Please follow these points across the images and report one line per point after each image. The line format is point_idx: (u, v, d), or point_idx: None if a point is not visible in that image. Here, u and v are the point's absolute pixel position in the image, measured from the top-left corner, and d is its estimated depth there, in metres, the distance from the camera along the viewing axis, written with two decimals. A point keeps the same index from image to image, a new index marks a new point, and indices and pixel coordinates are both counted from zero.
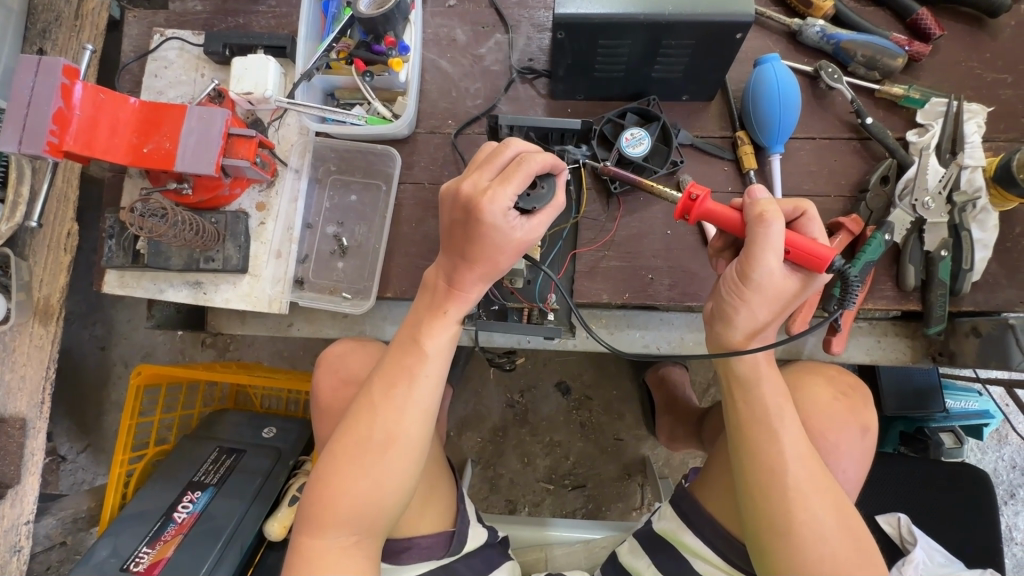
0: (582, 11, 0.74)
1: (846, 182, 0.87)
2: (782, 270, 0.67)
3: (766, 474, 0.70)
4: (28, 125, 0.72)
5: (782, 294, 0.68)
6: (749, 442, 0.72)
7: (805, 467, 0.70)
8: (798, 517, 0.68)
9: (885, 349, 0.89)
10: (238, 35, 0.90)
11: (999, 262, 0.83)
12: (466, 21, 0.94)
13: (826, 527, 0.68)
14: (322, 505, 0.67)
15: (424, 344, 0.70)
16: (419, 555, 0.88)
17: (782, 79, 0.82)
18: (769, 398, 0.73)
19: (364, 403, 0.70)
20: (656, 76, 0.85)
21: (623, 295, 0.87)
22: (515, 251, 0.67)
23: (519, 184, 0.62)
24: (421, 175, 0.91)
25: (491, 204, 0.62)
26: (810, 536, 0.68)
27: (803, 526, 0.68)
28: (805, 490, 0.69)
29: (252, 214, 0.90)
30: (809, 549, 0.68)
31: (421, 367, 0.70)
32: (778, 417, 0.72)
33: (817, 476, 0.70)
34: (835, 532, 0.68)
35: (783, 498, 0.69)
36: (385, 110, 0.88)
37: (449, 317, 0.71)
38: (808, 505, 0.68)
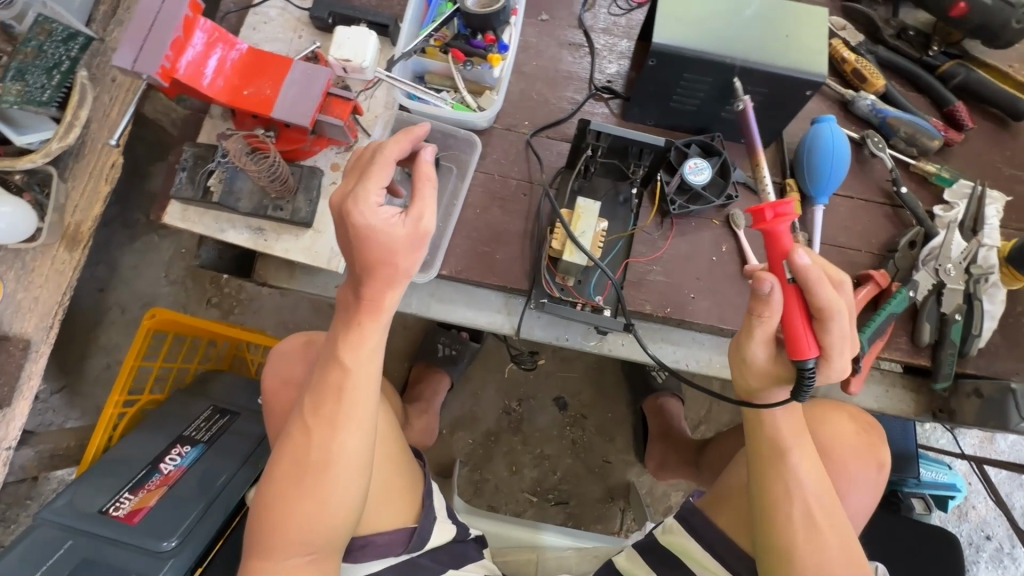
0: (676, 44, 0.82)
1: (876, 241, 0.96)
2: (762, 343, 0.69)
3: (776, 504, 0.75)
4: (148, 45, 0.74)
5: (769, 373, 0.73)
6: (763, 474, 0.76)
7: (822, 504, 0.74)
8: (805, 551, 0.73)
9: (892, 399, 0.96)
10: (344, 7, 0.95)
11: (1003, 336, 0.92)
12: (554, 36, 1.02)
13: (839, 561, 0.73)
14: (270, 533, 0.75)
15: (345, 358, 0.77)
16: (375, 551, 0.85)
17: (837, 139, 0.90)
18: (787, 434, 0.75)
19: (300, 426, 0.78)
20: (725, 116, 0.93)
21: (665, 309, 0.92)
22: (408, 248, 0.74)
23: (382, 176, 0.73)
24: (492, 167, 0.96)
25: (361, 207, 0.72)
26: (818, 570, 0.72)
27: (812, 559, 0.73)
28: (815, 525, 0.74)
29: (326, 172, 0.92)
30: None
31: (348, 382, 0.77)
32: (793, 452, 0.75)
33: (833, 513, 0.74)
34: (844, 567, 0.73)
35: (798, 529, 0.74)
36: (471, 100, 0.94)
37: (364, 331, 0.77)
38: (811, 540, 0.73)
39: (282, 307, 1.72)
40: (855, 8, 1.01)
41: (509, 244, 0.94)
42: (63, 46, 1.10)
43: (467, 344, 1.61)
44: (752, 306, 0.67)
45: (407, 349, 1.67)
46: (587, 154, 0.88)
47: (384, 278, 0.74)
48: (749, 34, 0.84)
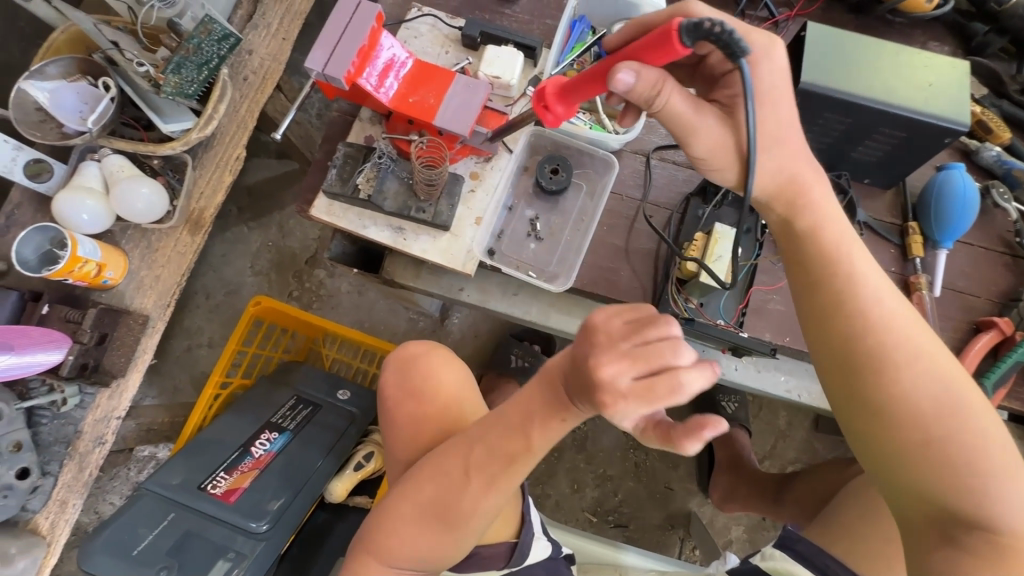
0: (824, 85, 0.86)
1: (996, 289, 0.97)
2: (686, 104, 0.65)
3: (882, 388, 0.60)
4: (339, 51, 0.81)
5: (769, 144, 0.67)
6: (834, 318, 0.63)
7: (931, 351, 0.61)
8: (914, 415, 0.59)
9: None
10: (494, 28, 1.01)
11: None
12: None
13: (975, 421, 0.58)
14: (389, 547, 0.74)
15: (531, 441, 0.66)
16: (482, 563, 0.88)
17: (968, 187, 0.92)
18: (861, 272, 0.63)
19: (450, 478, 0.71)
20: (853, 155, 0.96)
21: (784, 338, 0.94)
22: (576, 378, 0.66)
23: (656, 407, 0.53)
24: (620, 188, 1.00)
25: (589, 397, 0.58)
26: (934, 434, 0.58)
27: (918, 424, 0.59)
28: (922, 377, 0.59)
29: (466, 180, 0.96)
30: (952, 466, 0.58)
31: (523, 460, 0.68)
32: (870, 287, 0.63)
33: (948, 364, 0.60)
34: (971, 435, 0.58)
35: (880, 349, 0.61)
36: (609, 123, 0.98)
37: (550, 426, 0.65)
38: (915, 405, 0.59)
39: (360, 306, 1.76)
40: (980, 62, 1.05)
41: (634, 262, 0.97)
42: (217, 45, 1.15)
43: (539, 358, 1.61)
44: (643, 101, 0.64)
45: (477, 357, 1.70)
46: None
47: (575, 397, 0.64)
48: (895, 79, 0.87)
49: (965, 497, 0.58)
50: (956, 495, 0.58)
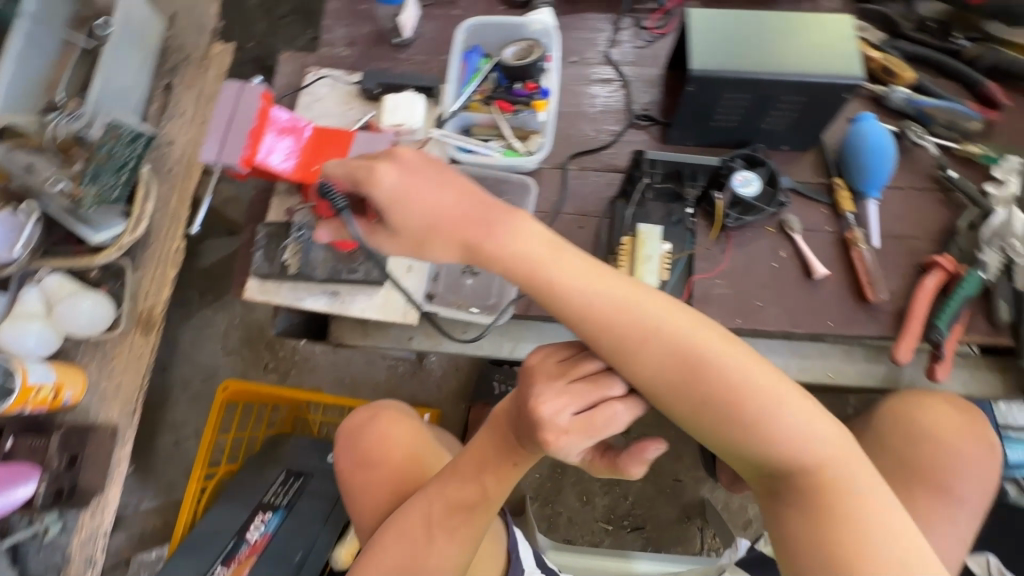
0: (712, 67, 0.86)
1: (935, 227, 0.96)
2: None
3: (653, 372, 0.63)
4: (229, 140, 0.83)
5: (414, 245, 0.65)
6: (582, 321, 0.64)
7: (670, 320, 0.63)
8: (674, 390, 0.62)
9: (980, 384, 0.93)
10: (389, 76, 1.02)
11: None
12: (586, 76, 1.07)
13: (732, 370, 0.62)
14: None
15: (490, 488, 0.70)
16: None
17: (880, 135, 0.93)
18: (569, 266, 0.64)
19: (413, 539, 0.71)
20: (764, 127, 0.96)
21: (735, 320, 0.93)
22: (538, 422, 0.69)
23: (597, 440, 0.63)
24: (544, 205, 1.00)
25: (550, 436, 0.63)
26: (717, 395, 0.63)
27: (696, 395, 0.63)
28: (657, 355, 0.63)
29: None
30: (729, 417, 0.62)
31: (486, 512, 0.71)
32: (579, 280, 0.64)
33: (676, 323, 0.63)
34: (742, 383, 0.62)
35: (631, 338, 0.63)
36: (519, 145, 0.98)
37: (503, 472, 0.70)
38: (661, 385, 0.62)
39: (337, 363, 1.75)
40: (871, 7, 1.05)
41: None
42: (130, 146, 1.16)
43: None
44: None
45: (462, 390, 1.69)
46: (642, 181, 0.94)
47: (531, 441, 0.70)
48: (784, 48, 0.88)
49: (760, 441, 0.62)
50: (743, 440, 0.63)
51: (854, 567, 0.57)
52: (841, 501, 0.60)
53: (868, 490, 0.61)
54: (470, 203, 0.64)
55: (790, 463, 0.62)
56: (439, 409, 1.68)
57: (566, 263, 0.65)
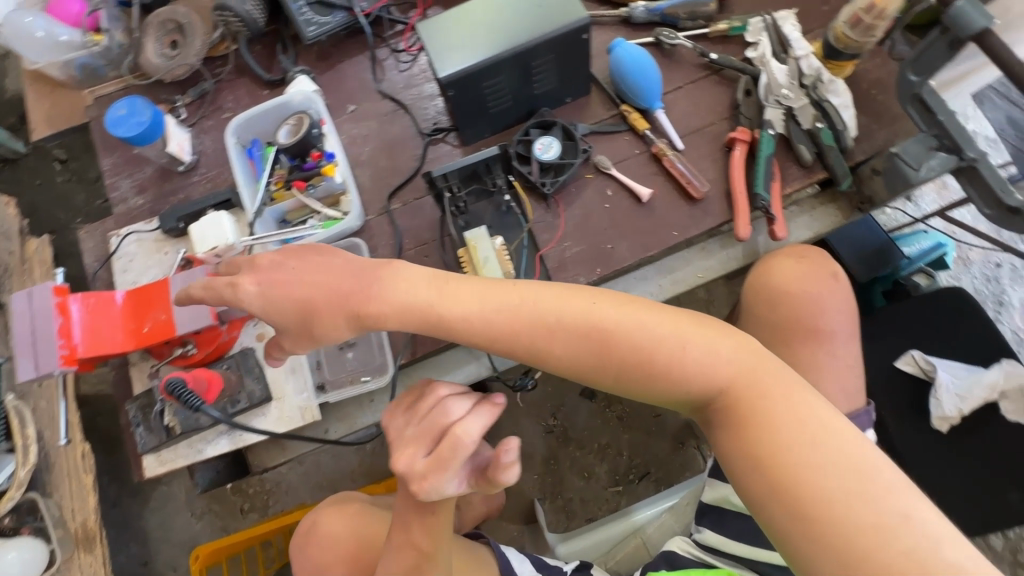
0: (458, 68, 0.90)
1: (722, 106, 1.02)
2: None
3: (565, 356, 0.69)
4: (43, 348, 0.82)
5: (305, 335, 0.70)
6: (489, 337, 0.70)
7: (565, 307, 0.69)
8: (590, 363, 0.68)
9: (821, 220, 1.01)
10: (187, 207, 1.01)
11: (865, 116, 0.99)
12: (369, 117, 1.09)
13: (635, 332, 0.68)
14: None
15: (427, 544, 0.73)
16: None
17: (633, 53, 0.98)
18: (450, 304, 0.70)
19: None
20: (539, 92, 1.00)
21: (597, 271, 0.97)
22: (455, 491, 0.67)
23: (456, 468, 0.62)
24: (386, 251, 1.02)
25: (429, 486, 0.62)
26: (631, 351, 0.68)
27: (613, 357, 0.68)
28: (563, 342, 0.68)
29: (256, 346, 0.97)
30: (646, 369, 0.68)
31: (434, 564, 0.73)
32: (465, 307, 0.70)
33: (573, 309, 0.69)
34: (649, 332, 0.68)
35: (520, 344, 0.69)
36: (336, 212, 1.00)
37: (428, 523, 0.73)
38: (582, 358, 0.69)
39: (307, 471, 1.71)
40: None
41: None
42: None
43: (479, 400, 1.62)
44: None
45: None
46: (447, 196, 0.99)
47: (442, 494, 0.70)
48: (512, 21, 0.92)
49: (683, 377, 0.67)
50: (666, 382, 0.68)
51: (776, 460, 0.64)
52: (759, 404, 0.66)
53: (783, 395, 0.66)
54: (352, 267, 0.71)
55: (708, 391, 0.68)
56: None
57: (459, 296, 0.71)
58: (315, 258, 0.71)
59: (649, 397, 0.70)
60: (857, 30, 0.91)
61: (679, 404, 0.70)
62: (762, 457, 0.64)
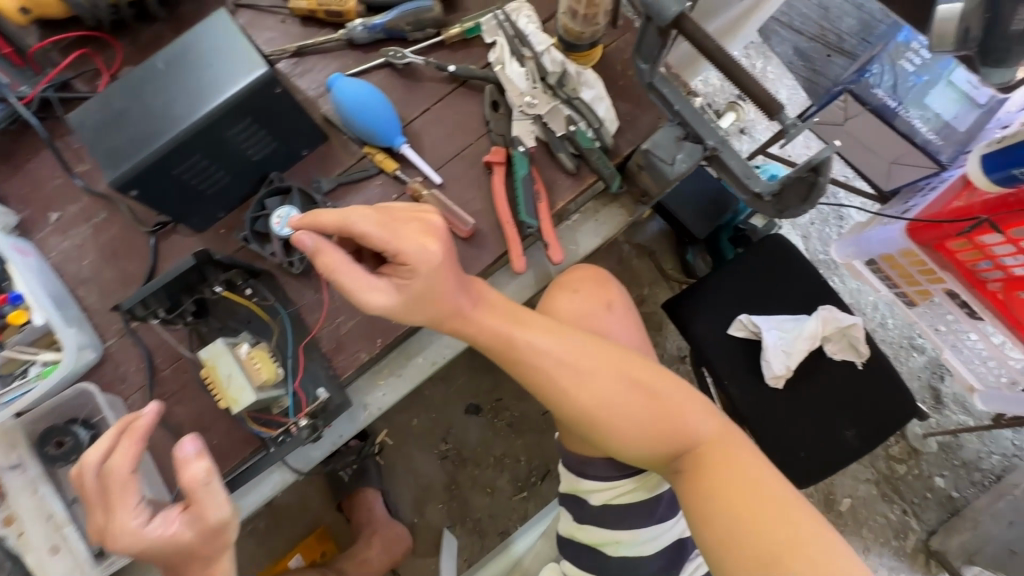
0: (128, 166, 0.74)
1: (475, 122, 0.91)
2: (134, 524, 0.63)
3: (571, 402, 0.69)
4: None
5: (412, 302, 0.64)
6: (523, 365, 0.69)
7: (605, 351, 0.71)
8: (632, 392, 0.69)
9: (606, 223, 0.94)
10: None
11: (624, 102, 0.91)
12: (81, 222, 0.91)
13: (651, 387, 0.70)
14: None
15: None
16: None
17: (351, 91, 0.84)
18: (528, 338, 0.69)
19: None
20: (259, 157, 0.85)
21: (378, 342, 0.88)
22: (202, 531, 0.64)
23: (125, 500, 0.63)
24: (138, 378, 0.87)
25: (121, 528, 0.63)
26: (613, 414, 0.69)
27: (603, 417, 0.69)
28: (609, 372, 0.69)
29: (6, 533, 0.82)
30: (650, 428, 0.69)
31: None
32: (516, 334, 0.69)
33: (616, 354, 0.71)
34: (663, 387, 0.71)
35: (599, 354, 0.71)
36: (53, 354, 0.83)
37: None
38: (634, 399, 0.69)
39: None
40: None
41: (215, 424, 0.86)
42: None
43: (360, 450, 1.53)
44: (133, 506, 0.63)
45: (325, 496, 1.59)
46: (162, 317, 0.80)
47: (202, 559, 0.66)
48: (182, 89, 0.75)
49: (674, 439, 0.69)
50: (657, 444, 0.69)
51: (738, 517, 0.64)
52: (733, 465, 0.68)
53: (745, 453, 0.69)
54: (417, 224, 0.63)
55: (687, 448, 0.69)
56: (321, 525, 1.58)
57: (532, 324, 0.70)
58: (474, 283, 0.69)
59: (632, 454, 0.70)
60: (578, 20, 0.83)
61: (653, 462, 0.71)
62: (719, 513, 0.66)
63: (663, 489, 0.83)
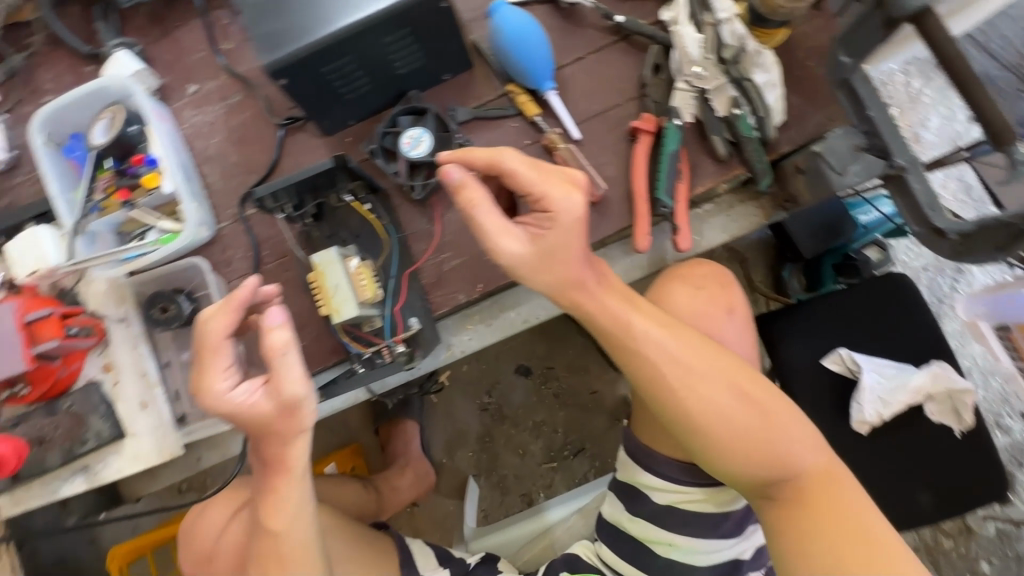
0: (285, 53, 0.72)
1: (629, 83, 0.85)
2: (228, 390, 0.65)
3: (672, 404, 0.65)
4: None
5: (543, 258, 0.63)
6: (632, 354, 0.65)
7: (720, 357, 0.66)
8: (740, 407, 0.65)
9: (738, 221, 0.88)
10: (6, 220, 0.88)
11: (796, 94, 0.83)
12: (215, 100, 0.91)
13: (761, 406, 0.65)
14: None
15: (272, 526, 0.72)
16: None
17: (514, 20, 0.79)
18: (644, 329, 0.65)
19: None
20: (404, 71, 0.82)
21: (478, 287, 0.86)
22: (288, 409, 0.66)
23: (217, 363, 0.64)
24: (243, 266, 0.89)
25: (212, 391, 0.65)
26: (716, 425, 0.64)
27: (705, 426, 0.65)
28: (721, 382, 0.64)
29: (103, 378, 0.87)
30: (752, 448, 0.64)
31: (285, 546, 0.72)
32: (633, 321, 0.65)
33: (729, 363, 0.66)
34: (772, 408, 0.66)
35: (711, 359, 0.66)
36: (172, 224, 0.85)
37: (283, 492, 0.71)
38: (745, 419, 0.64)
39: None
40: None
41: (305, 327, 0.87)
42: None
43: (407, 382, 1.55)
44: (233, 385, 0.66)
45: (364, 416, 1.63)
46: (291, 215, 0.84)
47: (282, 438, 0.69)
48: None
49: (775, 464, 0.65)
50: (754, 466, 0.65)
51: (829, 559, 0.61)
52: (835, 506, 0.64)
53: (848, 494, 0.65)
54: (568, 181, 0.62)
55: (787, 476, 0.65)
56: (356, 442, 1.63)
57: (649, 312, 0.66)
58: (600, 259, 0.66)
59: (724, 470, 0.66)
60: None
61: (744, 482, 0.67)
62: (808, 546, 0.63)
63: (732, 508, 0.80)
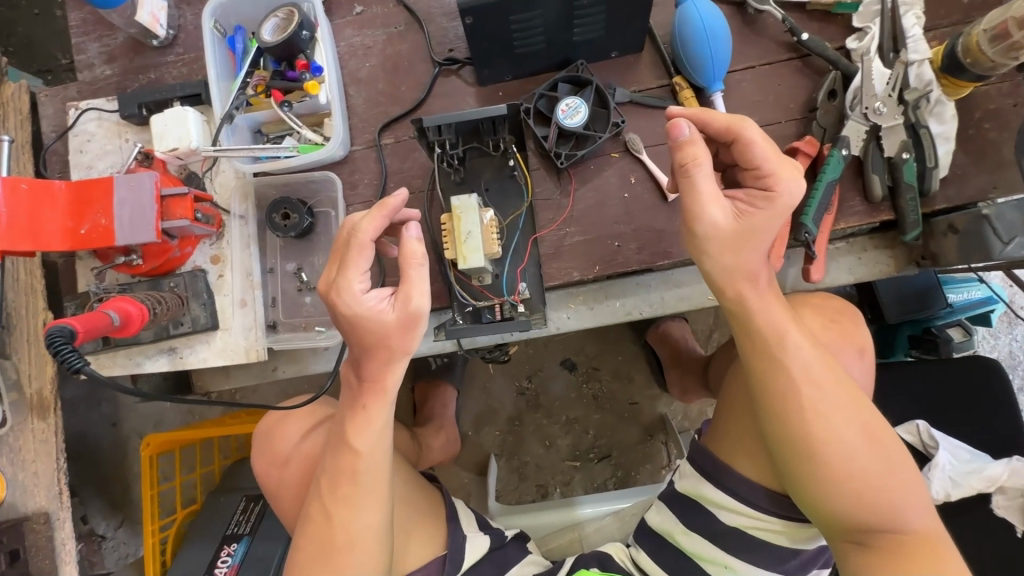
0: None
1: (795, 103, 0.83)
2: (366, 297, 0.66)
3: (797, 420, 0.64)
4: None
5: (736, 234, 0.64)
6: (770, 362, 0.66)
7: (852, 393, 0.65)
8: (864, 445, 0.64)
9: (867, 266, 0.87)
10: (153, 94, 0.89)
11: (965, 152, 0.80)
12: (378, 25, 0.91)
13: (883, 451, 0.64)
14: None
15: (355, 443, 0.70)
16: None
17: (706, 14, 0.79)
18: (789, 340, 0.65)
19: (317, 508, 0.72)
20: (579, 39, 0.81)
21: (595, 269, 0.85)
22: (405, 328, 0.66)
23: (358, 264, 0.65)
24: (367, 192, 0.89)
25: (345, 294, 0.66)
26: (835, 455, 0.64)
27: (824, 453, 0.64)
28: (850, 415, 0.64)
29: (209, 268, 0.89)
30: (865, 489, 0.63)
31: (362, 464, 0.70)
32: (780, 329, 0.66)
33: (861, 400, 0.66)
34: (893, 457, 0.65)
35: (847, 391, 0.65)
36: (315, 135, 0.86)
37: (373, 414, 0.70)
38: (865, 459, 0.64)
39: None
40: None
41: None
42: None
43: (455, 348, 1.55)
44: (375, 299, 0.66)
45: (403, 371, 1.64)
46: (438, 151, 0.83)
47: (387, 357, 0.68)
48: None
49: (881, 512, 0.63)
50: (860, 508, 0.64)
51: None
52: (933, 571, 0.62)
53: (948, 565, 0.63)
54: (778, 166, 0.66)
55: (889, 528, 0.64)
56: None
57: (797, 328, 0.67)
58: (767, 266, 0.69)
59: (828, 506, 0.65)
60: (997, 45, 0.70)
61: (841, 524, 0.65)
62: None
63: (804, 547, 0.79)
